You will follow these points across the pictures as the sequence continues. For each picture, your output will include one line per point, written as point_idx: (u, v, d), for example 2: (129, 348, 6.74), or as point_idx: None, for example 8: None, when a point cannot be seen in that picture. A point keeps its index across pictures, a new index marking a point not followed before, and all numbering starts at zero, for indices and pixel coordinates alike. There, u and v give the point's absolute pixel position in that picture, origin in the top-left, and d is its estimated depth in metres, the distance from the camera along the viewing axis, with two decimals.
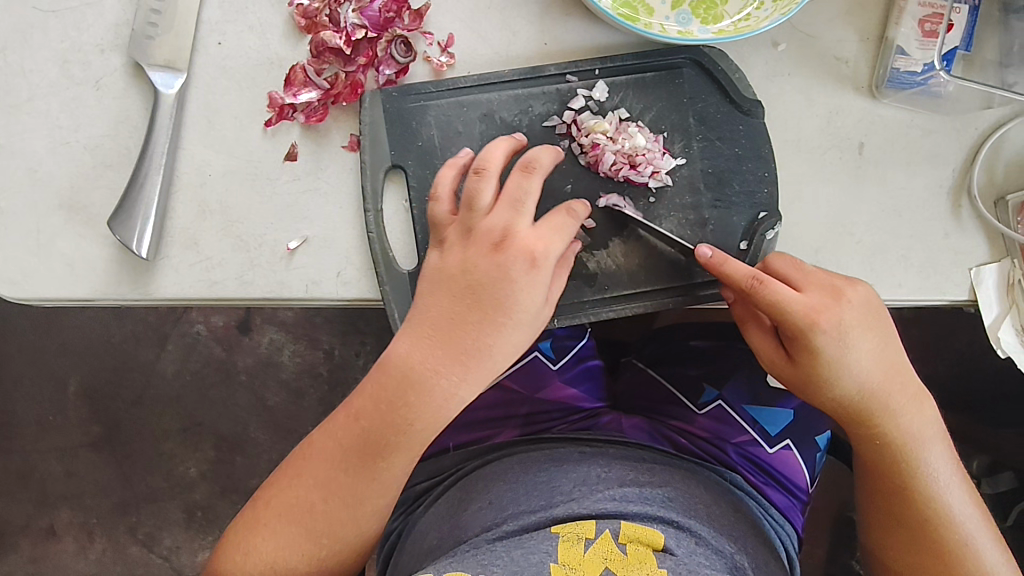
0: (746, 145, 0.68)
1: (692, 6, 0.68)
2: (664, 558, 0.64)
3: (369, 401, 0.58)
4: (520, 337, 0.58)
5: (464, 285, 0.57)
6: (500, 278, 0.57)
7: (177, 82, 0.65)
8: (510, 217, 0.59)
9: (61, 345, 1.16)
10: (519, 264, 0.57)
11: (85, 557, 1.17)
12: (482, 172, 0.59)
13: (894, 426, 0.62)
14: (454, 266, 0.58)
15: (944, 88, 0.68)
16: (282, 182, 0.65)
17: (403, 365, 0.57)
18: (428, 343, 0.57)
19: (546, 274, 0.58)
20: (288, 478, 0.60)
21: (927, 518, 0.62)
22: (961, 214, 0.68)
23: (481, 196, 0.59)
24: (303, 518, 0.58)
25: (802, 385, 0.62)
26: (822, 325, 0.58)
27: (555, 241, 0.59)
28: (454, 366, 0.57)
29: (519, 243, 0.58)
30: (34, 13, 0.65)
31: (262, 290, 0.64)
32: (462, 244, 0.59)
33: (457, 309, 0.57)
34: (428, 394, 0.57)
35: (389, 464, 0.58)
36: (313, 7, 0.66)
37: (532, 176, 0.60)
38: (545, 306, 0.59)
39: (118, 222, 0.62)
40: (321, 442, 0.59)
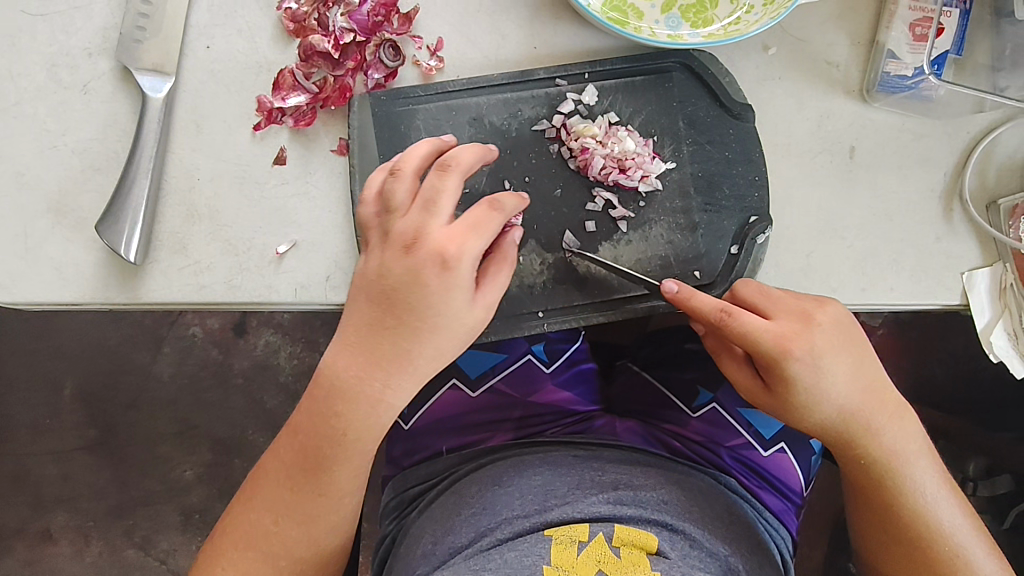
0: (736, 150, 0.68)
1: (682, 10, 0.68)
2: (657, 562, 0.64)
3: (305, 417, 0.59)
4: (445, 340, 0.57)
5: (380, 291, 0.56)
6: (411, 284, 0.55)
7: (166, 86, 0.64)
8: (422, 217, 0.56)
9: (56, 348, 1.16)
10: (429, 268, 0.55)
11: (80, 559, 1.17)
12: (398, 173, 0.57)
13: (875, 447, 0.62)
14: (372, 270, 0.57)
15: (935, 92, 0.67)
16: (271, 186, 0.65)
17: (329, 377, 0.58)
18: (352, 351, 0.57)
19: (460, 276, 0.55)
20: (243, 507, 0.61)
21: (921, 534, 0.62)
22: (953, 218, 0.68)
23: (396, 197, 0.57)
24: (259, 542, 0.60)
25: (781, 412, 0.62)
26: (795, 353, 0.57)
27: (469, 240, 0.55)
28: (376, 372, 0.57)
29: (428, 246, 0.55)
30: (22, 17, 0.65)
31: (250, 294, 0.64)
32: (380, 247, 0.57)
33: (378, 316, 0.56)
34: (354, 400, 0.57)
35: (333, 475, 0.59)
36: (302, 11, 0.66)
37: (449, 173, 0.56)
38: (470, 307, 0.57)
39: (105, 227, 0.62)
40: (268, 465, 0.61)
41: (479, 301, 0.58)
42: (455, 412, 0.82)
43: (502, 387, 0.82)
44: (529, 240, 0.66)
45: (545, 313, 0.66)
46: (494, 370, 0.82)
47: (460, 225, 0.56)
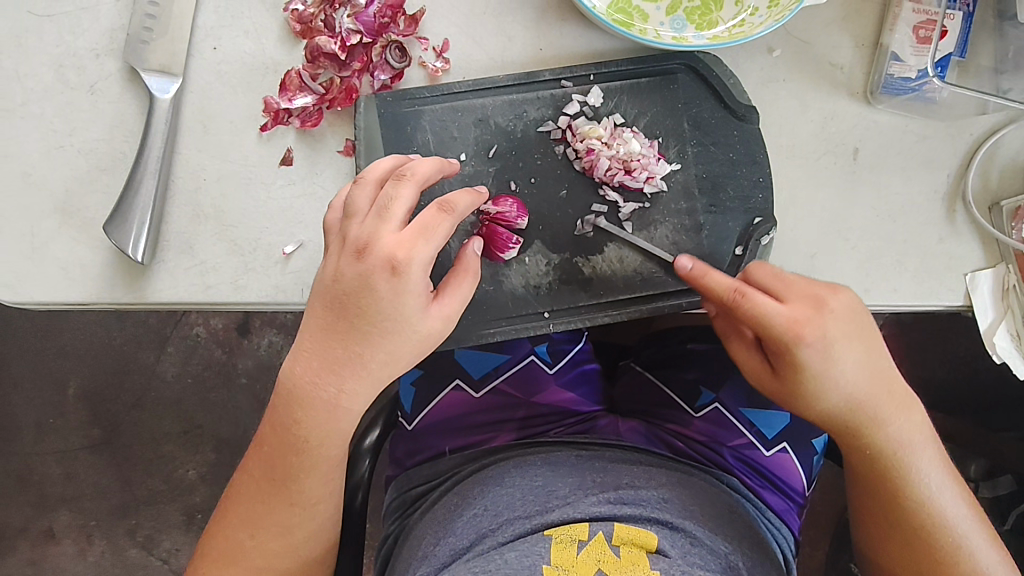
0: (741, 151, 0.68)
1: (687, 12, 0.68)
2: (657, 560, 0.64)
3: (268, 428, 0.59)
4: (399, 345, 0.55)
5: (334, 296, 0.55)
6: (362, 289, 0.54)
7: (172, 87, 0.64)
8: (375, 223, 0.54)
9: (60, 348, 1.16)
10: (379, 274, 0.53)
11: (84, 559, 1.17)
12: (358, 181, 0.56)
13: (881, 432, 0.62)
14: (327, 276, 0.55)
15: (938, 93, 0.68)
16: (277, 187, 0.65)
17: (287, 382, 0.57)
18: (306, 355, 0.56)
19: (410, 281, 0.53)
20: (221, 526, 0.62)
21: (924, 523, 0.62)
22: (956, 219, 0.68)
23: (356, 204, 0.56)
24: (237, 557, 0.61)
25: (790, 396, 0.62)
26: (808, 339, 0.57)
27: (419, 245, 0.53)
28: (330, 377, 0.56)
29: (378, 252, 0.53)
30: (30, 18, 0.65)
31: (257, 294, 0.64)
32: (336, 253, 0.56)
33: (332, 321, 0.55)
34: (311, 406, 0.57)
35: (302, 484, 0.60)
36: (308, 12, 0.66)
37: (404, 182, 0.55)
38: (423, 314, 0.55)
39: (112, 226, 0.62)
40: (241, 479, 0.62)
41: (434, 311, 0.56)
42: (460, 412, 0.82)
43: (505, 387, 0.83)
44: (534, 241, 0.66)
45: (551, 313, 0.66)
46: (498, 370, 0.83)
47: (410, 230, 0.54)
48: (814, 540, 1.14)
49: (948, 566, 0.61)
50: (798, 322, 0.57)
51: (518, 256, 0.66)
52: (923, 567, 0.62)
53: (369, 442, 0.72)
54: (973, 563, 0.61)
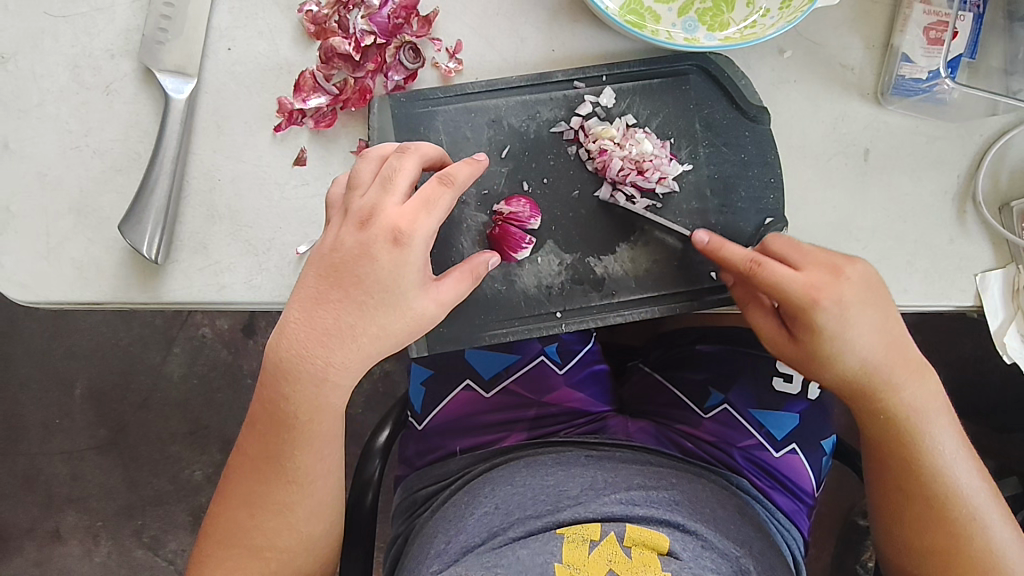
0: (752, 152, 0.68)
1: (699, 13, 0.68)
2: (668, 563, 0.64)
3: (258, 406, 0.59)
4: (392, 319, 0.56)
5: (332, 264, 0.56)
6: (362, 256, 0.55)
7: (187, 87, 0.65)
8: (378, 194, 0.56)
9: (67, 348, 1.16)
10: (381, 242, 0.55)
11: (90, 559, 1.17)
12: (364, 155, 0.59)
13: (898, 401, 0.63)
14: (327, 245, 0.57)
15: (948, 95, 0.68)
16: (291, 187, 0.66)
17: (273, 358, 0.58)
18: (294, 325, 0.57)
19: (411, 252, 0.56)
20: (220, 510, 0.62)
21: (937, 493, 0.63)
22: (966, 220, 0.69)
23: (360, 177, 0.58)
24: (239, 539, 0.61)
25: (807, 363, 0.62)
26: (823, 305, 0.58)
27: (421, 218, 0.56)
28: (317, 347, 0.57)
29: (382, 221, 0.55)
30: (45, 18, 0.66)
31: (270, 293, 0.65)
32: (338, 224, 0.57)
33: (326, 288, 0.56)
34: (299, 378, 0.57)
35: (295, 460, 0.60)
36: (322, 13, 0.67)
37: (408, 157, 0.58)
38: (420, 292, 0.57)
39: (128, 227, 0.62)
40: (235, 462, 0.62)
41: (431, 290, 0.57)
42: (469, 412, 0.82)
43: (515, 387, 0.83)
44: (547, 241, 0.66)
45: (563, 313, 0.66)
46: (508, 370, 0.83)
47: (413, 203, 0.56)
48: (820, 541, 1.15)
49: (961, 540, 0.62)
50: (814, 287, 0.58)
51: (530, 257, 0.66)
52: (934, 543, 0.63)
53: (381, 441, 0.71)
54: (985, 539, 0.62)
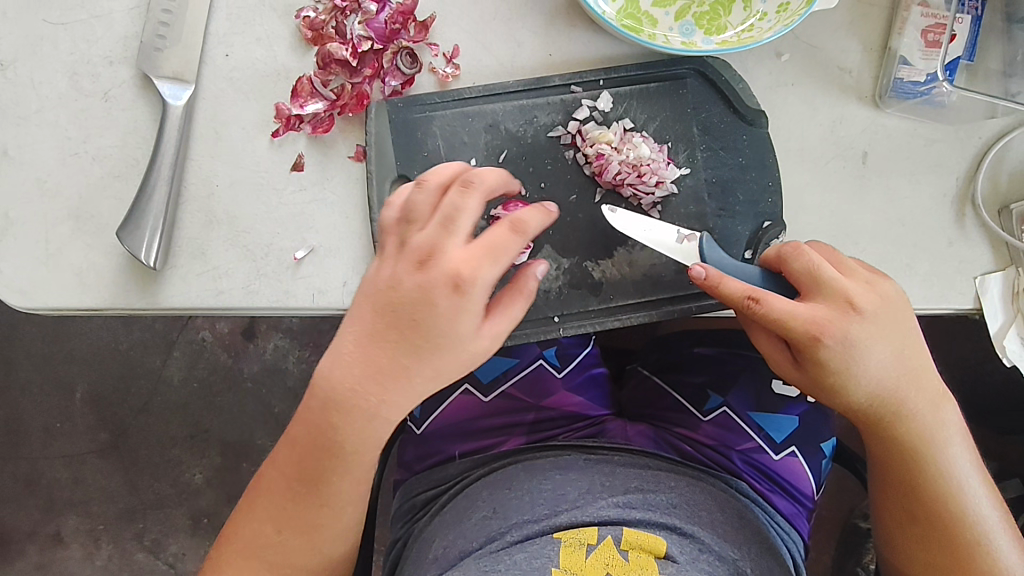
0: (750, 155, 0.68)
1: (695, 17, 0.68)
2: (665, 566, 0.64)
3: (301, 430, 0.58)
4: (445, 361, 0.55)
5: (388, 301, 0.54)
6: (420, 300, 0.53)
7: (185, 94, 0.65)
8: (439, 235, 0.54)
9: (67, 353, 1.16)
10: (440, 288, 0.53)
11: (91, 563, 1.17)
12: (424, 183, 0.57)
13: (906, 429, 0.62)
14: (383, 280, 0.55)
15: (947, 97, 0.68)
16: (289, 192, 0.66)
17: (324, 388, 0.56)
18: (347, 359, 0.56)
19: (471, 301, 0.53)
20: (244, 517, 0.61)
21: (944, 518, 0.63)
22: (965, 222, 0.69)
23: (418, 210, 0.56)
24: (263, 551, 0.60)
25: (814, 390, 0.62)
26: (826, 340, 0.58)
27: (484, 266, 0.53)
28: (372, 386, 0.55)
29: (443, 266, 0.53)
30: (43, 25, 0.66)
31: (268, 299, 0.65)
32: (394, 257, 0.55)
33: (380, 325, 0.55)
34: (351, 414, 0.56)
35: (334, 487, 0.59)
36: (320, 19, 0.67)
37: (471, 193, 0.55)
38: (476, 335, 0.55)
39: (126, 233, 0.63)
40: (268, 474, 0.60)
41: (487, 333, 0.55)
42: (470, 416, 0.82)
43: (514, 392, 0.83)
44: (545, 246, 0.66)
45: (561, 318, 0.66)
46: (506, 374, 0.83)
47: (476, 248, 0.54)
48: (821, 543, 1.14)
49: (967, 562, 0.62)
50: (818, 323, 0.58)
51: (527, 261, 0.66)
52: (936, 563, 0.64)
53: None
54: (990, 560, 0.62)
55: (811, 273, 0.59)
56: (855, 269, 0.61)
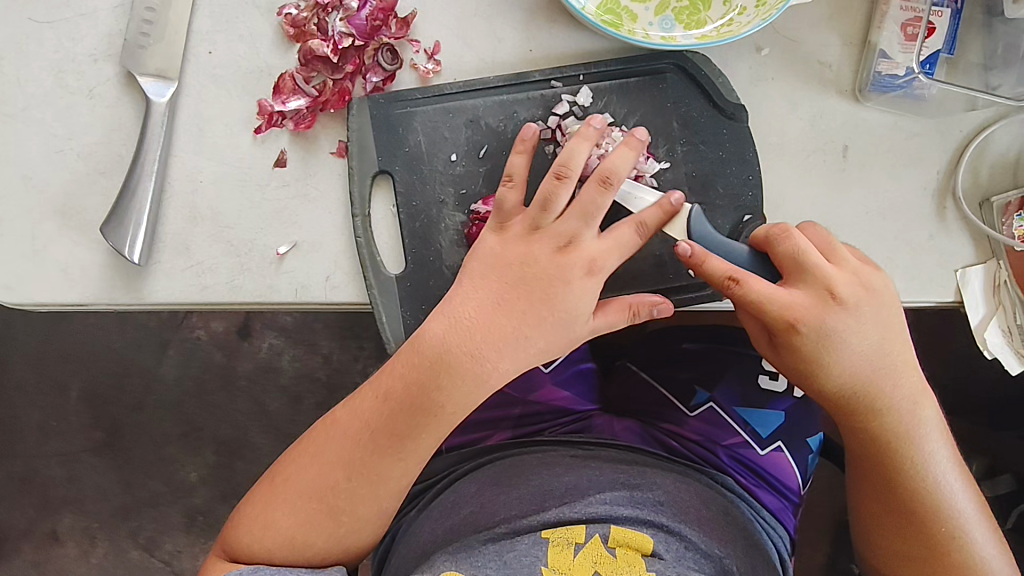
0: (729, 149, 0.68)
1: (676, 12, 0.69)
2: (653, 563, 0.64)
3: (400, 383, 0.59)
4: (557, 339, 0.60)
5: (522, 276, 0.60)
6: (557, 280, 0.59)
7: (169, 91, 0.66)
8: (579, 227, 0.60)
9: (62, 351, 1.17)
10: (577, 271, 0.60)
11: (86, 560, 1.18)
12: (563, 178, 0.61)
13: (881, 424, 0.62)
14: (514, 257, 0.60)
15: (927, 91, 0.68)
16: (272, 188, 0.66)
17: (439, 347, 0.59)
18: (468, 325, 0.59)
19: (600, 284, 0.61)
20: (304, 459, 0.61)
21: (923, 511, 0.63)
22: (946, 215, 0.69)
23: (557, 200, 0.60)
24: (326, 495, 0.60)
25: (796, 376, 0.63)
26: (801, 326, 0.59)
27: (615, 258, 0.61)
28: (490, 351, 0.59)
29: (582, 255, 0.60)
30: (29, 24, 0.67)
31: (252, 294, 0.65)
32: (525, 239, 0.61)
33: (509, 296, 0.59)
34: (464, 375, 0.59)
35: (418, 444, 0.60)
36: (302, 16, 0.67)
37: (609, 190, 0.61)
38: (587, 322, 0.61)
39: (109, 228, 0.64)
40: (349, 419, 0.61)
41: (599, 321, 0.62)
42: None
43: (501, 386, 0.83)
44: None
45: None
46: None
47: (609, 242, 0.61)
48: (814, 541, 1.14)
49: (942, 555, 0.63)
50: (794, 308, 0.59)
51: None
52: (909, 554, 0.65)
53: None
54: (964, 554, 0.63)
55: (795, 259, 0.59)
56: (845, 257, 0.61)
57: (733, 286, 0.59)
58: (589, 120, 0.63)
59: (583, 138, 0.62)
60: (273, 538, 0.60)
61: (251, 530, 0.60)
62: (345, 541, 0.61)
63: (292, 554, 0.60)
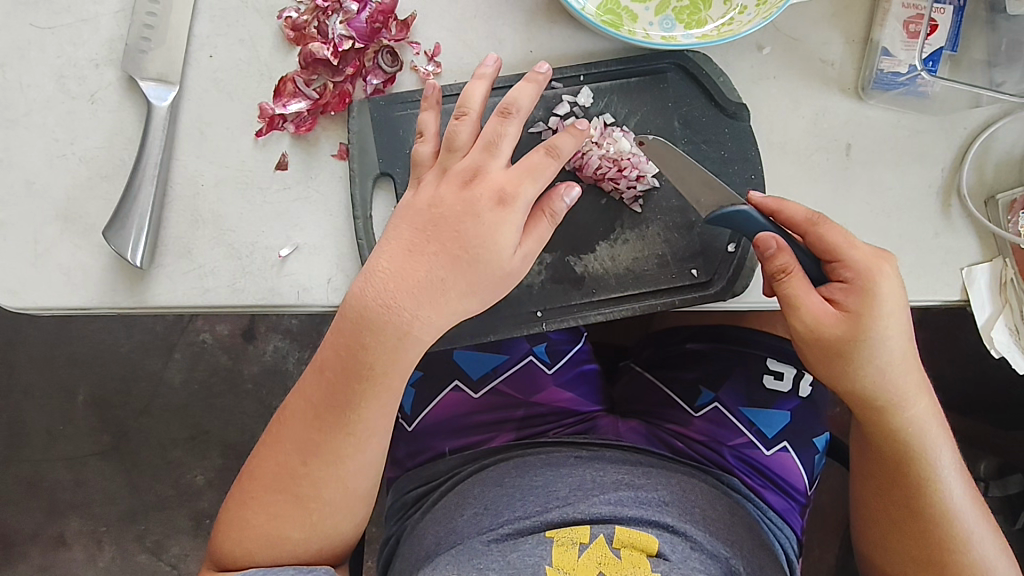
0: (731, 148, 0.68)
1: (676, 12, 0.69)
2: (658, 564, 0.64)
3: (330, 351, 0.59)
4: (481, 279, 0.58)
5: (430, 217, 0.59)
6: (465, 214, 0.58)
7: (170, 95, 0.66)
8: (482, 157, 0.60)
9: (69, 356, 1.18)
10: (485, 203, 0.59)
11: (94, 564, 1.18)
12: (463, 116, 0.61)
13: (909, 417, 0.62)
14: (424, 202, 0.60)
15: (931, 88, 0.68)
16: (272, 191, 0.66)
17: (356, 307, 0.58)
18: (382, 277, 0.58)
19: (514, 214, 0.59)
20: (267, 448, 0.61)
21: (945, 511, 0.62)
22: (950, 213, 0.68)
23: (458, 137, 0.61)
24: (289, 484, 0.60)
25: (854, 346, 0.59)
26: (886, 270, 0.59)
27: (525, 183, 0.59)
28: (407, 301, 0.57)
29: (487, 183, 0.59)
30: (31, 30, 0.67)
31: (253, 296, 0.65)
32: (434, 183, 0.61)
33: (422, 243, 0.58)
34: (383, 330, 0.57)
35: (360, 412, 0.59)
36: (302, 19, 0.68)
37: (511, 120, 0.61)
38: (512, 254, 0.59)
39: (112, 232, 0.64)
40: (295, 403, 0.61)
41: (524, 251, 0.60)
42: (454, 412, 0.81)
43: (504, 388, 0.82)
44: None
45: (543, 313, 0.67)
46: (497, 370, 0.82)
47: (517, 170, 0.60)
48: (822, 542, 1.13)
49: (963, 552, 0.62)
50: (877, 259, 0.59)
51: None
52: (918, 553, 0.63)
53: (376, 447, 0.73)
54: (973, 550, 0.62)
55: None
56: None
57: (812, 226, 0.60)
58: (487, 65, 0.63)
59: (479, 78, 0.63)
60: (249, 538, 0.60)
61: (230, 536, 0.60)
62: (319, 528, 0.61)
63: (274, 552, 0.60)
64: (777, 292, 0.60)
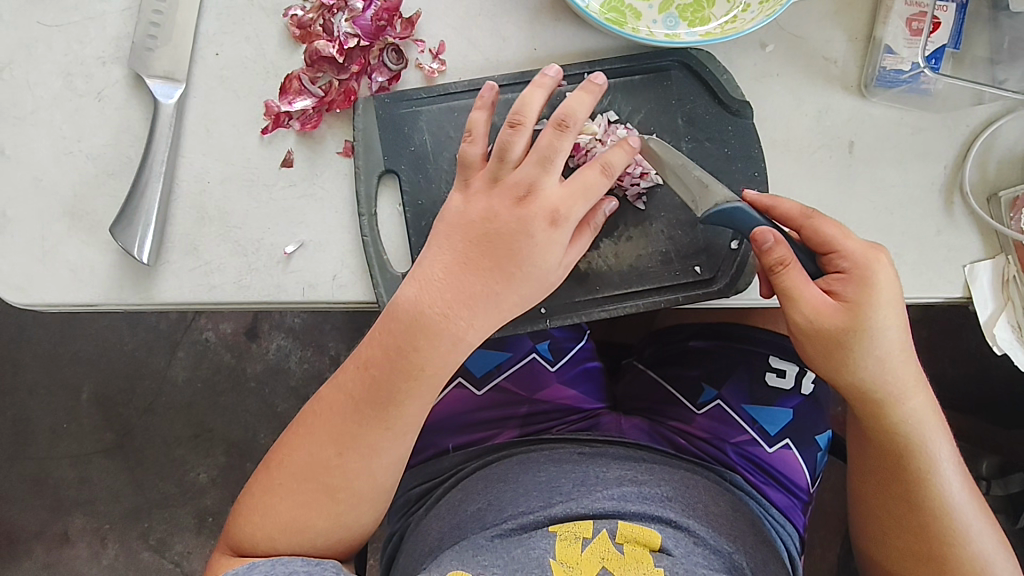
0: (735, 145, 0.68)
1: (680, 10, 0.69)
2: (661, 559, 0.64)
3: (377, 350, 0.59)
4: (531, 291, 0.60)
5: (481, 232, 0.59)
6: (520, 231, 0.59)
7: (176, 93, 0.66)
8: (538, 173, 0.59)
9: (73, 354, 1.18)
10: (538, 223, 0.59)
11: (97, 562, 1.18)
12: (518, 126, 0.60)
13: (909, 410, 0.62)
14: (476, 213, 0.60)
15: (932, 85, 0.68)
16: (279, 188, 0.67)
17: (411, 312, 0.58)
18: (438, 287, 0.59)
19: (564, 233, 0.60)
20: (297, 437, 0.61)
21: (944, 505, 0.63)
22: (953, 210, 0.68)
23: (513, 149, 0.60)
24: (319, 474, 0.60)
25: (853, 340, 0.59)
26: (880, 263, 0.60)
27: (579, 205, 0.60)
28: (462, 310, 0.58)
29: (542, 203, 0.59)
30: (39, 28, 0.68)
31: (259, 292, 0.66)
32: (485, 193, 0.60)
33: (474, 256, 0.59)
34: (439, 335, 0.58)
35: (402, 409, 0.60)
36: (307, 17, 0.68)
37: (567, 134, 0.60)
38: (559, 268, 0.61)
39: (118, 229, 0.64)
40: (337, 396, 0.61)
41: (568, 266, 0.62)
42: (460, 408, 0.82)
43: (507, 385, 0.82)
44: None
45: (548, 310, 0.67)
46: (500, 368, 0.82)
47: (572, 189, 0.60)
48: (824, 541, 1.14)
49: (962, 546, 0.62)
50: (871, 251, 0.60)
51: None
52: (919, 549, 0.63)
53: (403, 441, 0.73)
54: (973, 544, 0.62)
55: None
56: None
57: (807, 219, 0.61)
58: (548, 75, 0.62)
59: (538, 86, 0.61)
60: (271, 524, 0.60)
61: (251, 521, 0.61)
62: (344, 521, 0.61)
63: (294, 539, 0.60)
64: (775, 286, 0.60)
